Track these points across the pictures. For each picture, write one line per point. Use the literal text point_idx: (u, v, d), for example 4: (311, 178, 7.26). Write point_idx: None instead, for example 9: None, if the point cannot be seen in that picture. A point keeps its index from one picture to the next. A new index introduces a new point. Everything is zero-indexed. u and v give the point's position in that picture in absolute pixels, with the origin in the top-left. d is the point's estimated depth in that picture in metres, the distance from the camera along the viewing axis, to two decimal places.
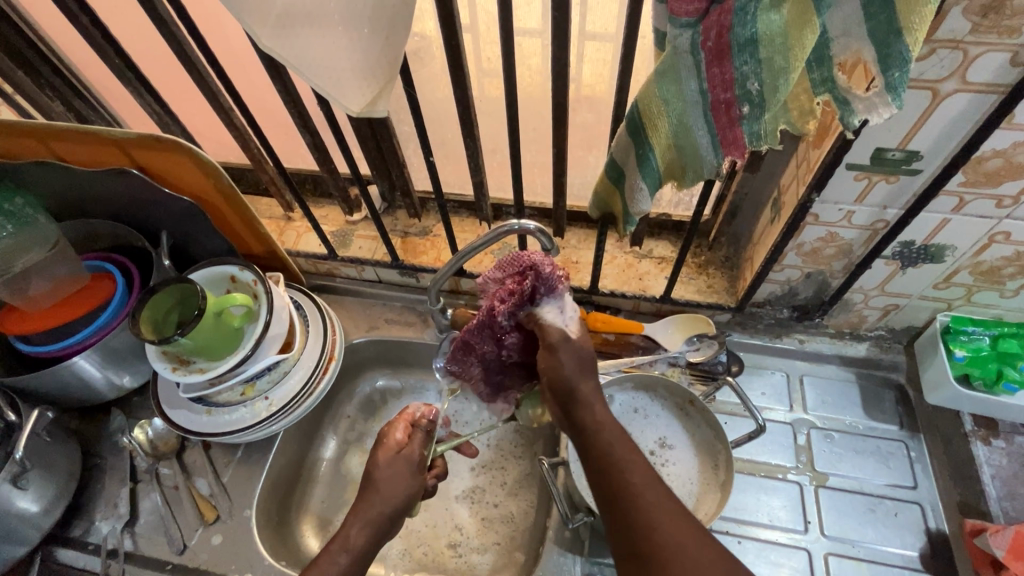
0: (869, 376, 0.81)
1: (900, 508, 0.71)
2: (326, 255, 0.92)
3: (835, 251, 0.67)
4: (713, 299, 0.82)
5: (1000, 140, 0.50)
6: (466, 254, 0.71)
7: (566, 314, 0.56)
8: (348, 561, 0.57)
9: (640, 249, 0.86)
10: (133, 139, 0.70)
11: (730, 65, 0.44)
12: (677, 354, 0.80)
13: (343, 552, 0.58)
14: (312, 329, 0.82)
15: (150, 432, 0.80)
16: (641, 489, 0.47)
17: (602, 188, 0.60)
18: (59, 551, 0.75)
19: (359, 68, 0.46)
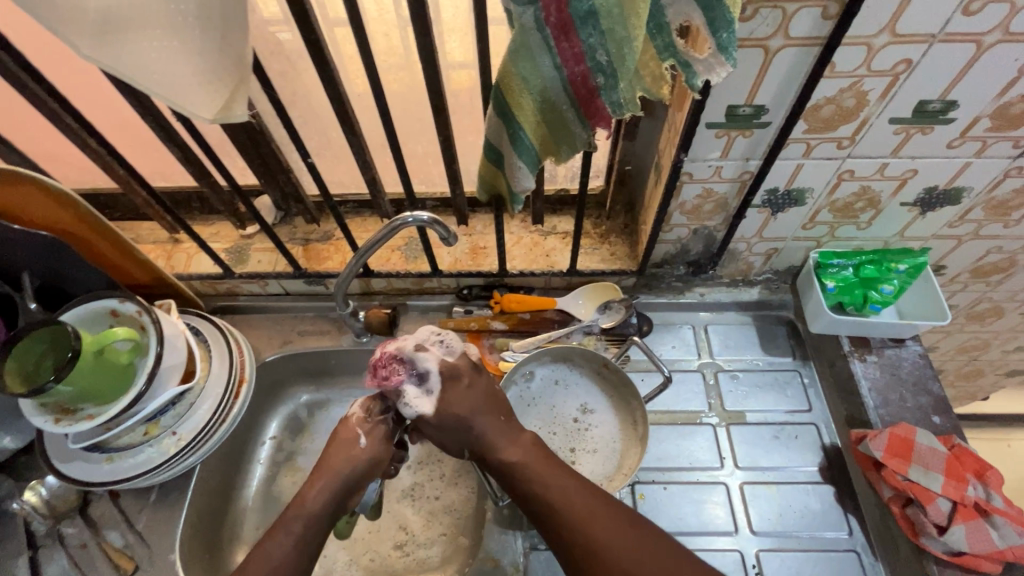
0: (763, 317, 0.87)
1: (799, 431, 0.79)
2: (221, 274, 0.87)
3: (714, 205, 0.72)
4: (617, 266, 0.86)
5: (828, 88, 0.55)
6: (366, 252, 0.72)
7: (429, 391, 0.62)
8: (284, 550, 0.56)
9: (544, 226, 0.88)
10: None
11: (577, 38, 0.45)
12: (591, 323, 0.83)
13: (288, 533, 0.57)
14: (215, 354, 0.78)
15: (43, 492, 0.73)
16: (585, 531, 0.55)
17: (485, 171, 0.60)
18: None
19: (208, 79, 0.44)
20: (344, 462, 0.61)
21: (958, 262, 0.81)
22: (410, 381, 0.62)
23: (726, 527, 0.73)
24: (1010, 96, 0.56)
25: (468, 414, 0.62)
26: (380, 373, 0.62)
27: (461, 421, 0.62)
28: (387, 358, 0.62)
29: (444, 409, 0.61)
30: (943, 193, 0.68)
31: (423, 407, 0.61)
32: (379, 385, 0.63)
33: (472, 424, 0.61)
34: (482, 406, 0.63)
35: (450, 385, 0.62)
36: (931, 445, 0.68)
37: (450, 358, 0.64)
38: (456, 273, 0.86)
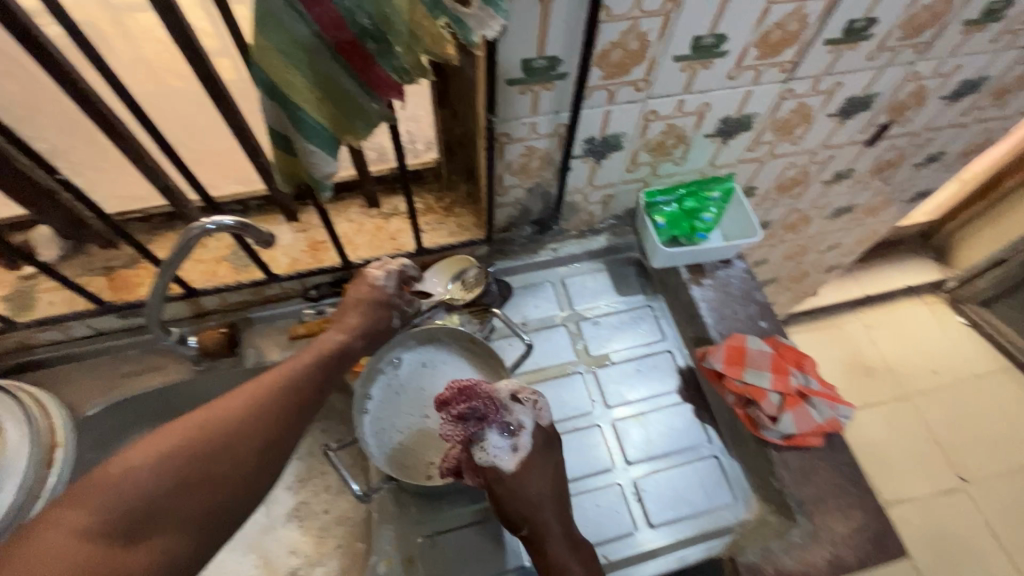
0: (613, 261, 0.92)
1: (657, 360, 0.85)
2: (2, 327, 0.72)
3: (541, 162, 0.73)
4: (465, 237, 0.84)
5: (611, 32, 0.57)
6: (168, 274, 0.63)
7: (506, 448, 0.61)
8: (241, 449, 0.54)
9: (384, 209, 0.84)
10: None
11: (329, 2, 0.42)
12: (495, 443, 0.61)
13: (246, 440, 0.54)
14: (7, 423, 0.65)
15: None
16: None
17: (280, 162, 0.54)
18: None
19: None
20: (360, 313, 0.68)
21: (764, 181, 0.91)
22: (499, 432, 0.62)
23: (605, 464, 0.77)
24: (766, 23, 0.61)
25: (546, 497, 0.63)
26: (454, 407, 0.61)
27: (536, 510, 0.62)
28: (477, 387, 0.62)
29: (520, 482, 0.62)
30: (736, 121, 0.75)
31: (506, 460, 0.61)
32: (453, 431, 0.61)
33: (543, 507, 0.62)
34: (552, 488, 0.64)
35: (529, 458, 0.63)
36: (759, 348, 0.76)
37: (525, 453, 0.63)
38: (297, 274, 0.79)
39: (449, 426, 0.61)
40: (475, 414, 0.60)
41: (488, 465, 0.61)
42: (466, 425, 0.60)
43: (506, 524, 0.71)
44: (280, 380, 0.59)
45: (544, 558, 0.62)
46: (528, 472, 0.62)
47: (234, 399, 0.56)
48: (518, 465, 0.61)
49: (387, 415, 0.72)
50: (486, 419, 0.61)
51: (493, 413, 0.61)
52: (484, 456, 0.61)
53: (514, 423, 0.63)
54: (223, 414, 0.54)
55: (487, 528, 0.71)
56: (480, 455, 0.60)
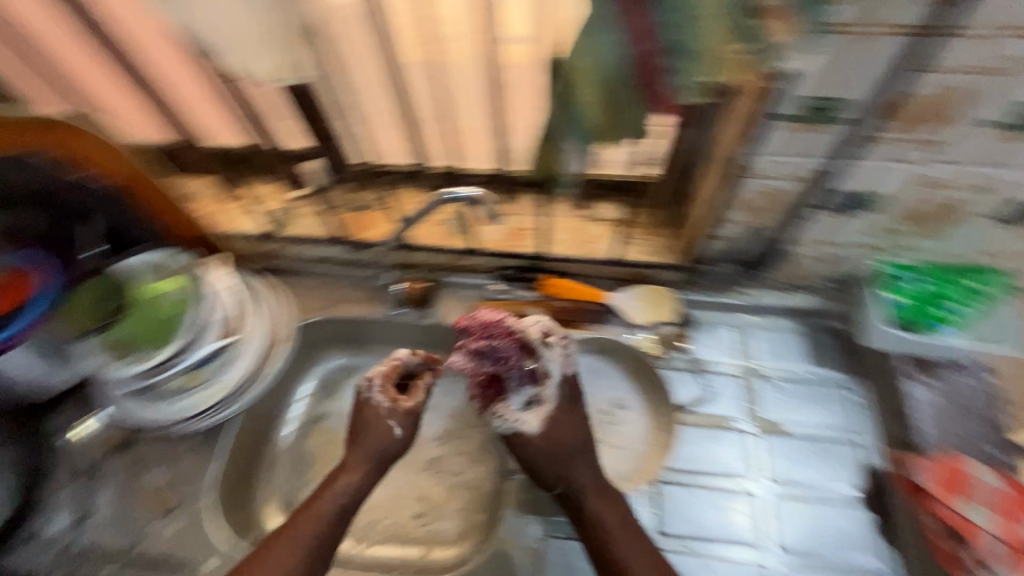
0: (812, 325, 0.83)
1: (840, 448, 0.75)
2: (269, 234, 0.89)
3: (775, 203, 0.68)
4: (662, 258, 0.83)
5: (919, 83, 0.51)
6: (413, 222, 0.74)
7: (523, 401, 0.70)
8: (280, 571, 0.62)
9: (589, 213, 0.86)
10: (49, 122, 0.67)
11: (649, 15, 0.43)
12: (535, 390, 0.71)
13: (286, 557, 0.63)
14: (256, 311, 0.80)
15: (94, 428, 0.79)
16: None
17: (540, 152, 0.58)
18: (14, 554, 0.72)
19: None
20: (380, 436, 0.72)
21: None
22: (519, 379, 0.71)
23: (743, 536, 0.70)
24: None
25: (572, 449, 0.70)
26: (474, 342, 0.71)
27: (565, 459, 0.69)
28: (503, 322, 0.71)
29: (551, 435, 0.69)
30: None
31: (515, 405, 0.70)
32: (490, 365, 0.70)
33: (576, 461, 0.69)
34: (580, 443, 0.71)
35: (554, 411, 0.71)
36: (990, 483, 0.68)
37: (547, 408, 0.70)
38: (497, 253, 0.86)
39: (462, 360, 0.72)
40: (493, 355, 0.70)
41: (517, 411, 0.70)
42: (477, 362, 0.71)
43: None
44: (330, 513, 0.68)
45: (589, 521, 0.66)
46: (555, 424, 0.70)
47: (295, 521, 0.66)
48: (540, 420, 0.70)
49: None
50: (503, 365, 0.70)
51: (500, 355, 0.70)
52: (507, 401, 0.70)
53: (516, 380, 0.71)
54: (290, 556, 0.63)
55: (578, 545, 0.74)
56: (502, 399, 0.70)
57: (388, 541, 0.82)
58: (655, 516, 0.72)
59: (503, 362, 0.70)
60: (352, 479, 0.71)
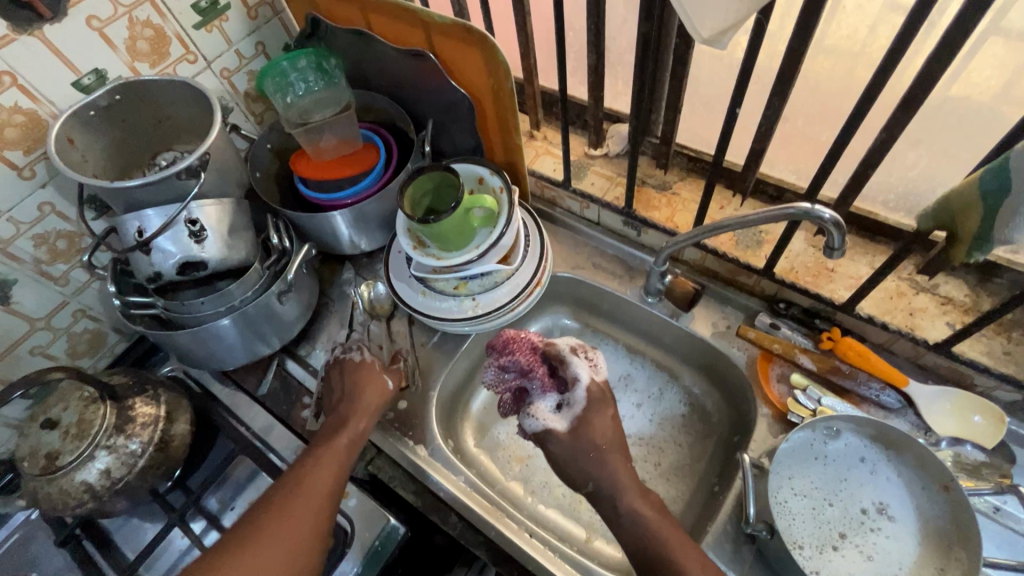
0: None
1: None
2: (559, 181, 0.91)
3: None
4: (1008, 371, 0.65)
5: None
6: (711, 229, 0.68)
7: (551, 409, 0.70)
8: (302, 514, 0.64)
9: (922, 280, 0.71)
10: (445, 25, 0.73)
11: None
12: (541, 407, 0.70)
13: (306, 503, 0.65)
14: (529, 249, 0.83)
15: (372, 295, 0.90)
16: None
17: (957, 199, 0.47)
18: (288, 363, 0.89)
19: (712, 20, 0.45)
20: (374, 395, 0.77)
21: None
22: (535, 390, 0.70)
23: None
24: None
25: (601, 447, 0.67)
26: (495, 358, 0.69)
27: (595, 455, 0.66)
28: (507, 334, 0.70)
29: (586, 433, 0.67)
30: None
31: (554, 421, 0.69)
32: (504, 373, 0.70)
33: (606, 455, 0.66)
34: (611, 444, 0.67)
35: (594, 408, 0.69)
36: None
37: (575, 414, 0.69)
38: (785, 282, 0.75)
39: (489, 371, 0.71)
40: (516, 368, 0.69)
41: (543, 427, 0.69)
42: (495, 373, 0.70)
43: None
44: (346, 450, 0.71)
45: (627, 523, 0.63)
46: (564, 435, 0.68)
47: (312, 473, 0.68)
48: (564, 424, 0.69)
49: (793, 473, 0.65)
50: (526, 376, 0.70)
51: (535, 370, 0.69)
52: (534, 411, 0.70)
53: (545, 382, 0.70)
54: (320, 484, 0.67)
55: None
56: (529, 409, 0.70)
57: (557, 508, 0.82)
58: None
59: (525, 373, 0.69)
60: (350, 437, 0.72)
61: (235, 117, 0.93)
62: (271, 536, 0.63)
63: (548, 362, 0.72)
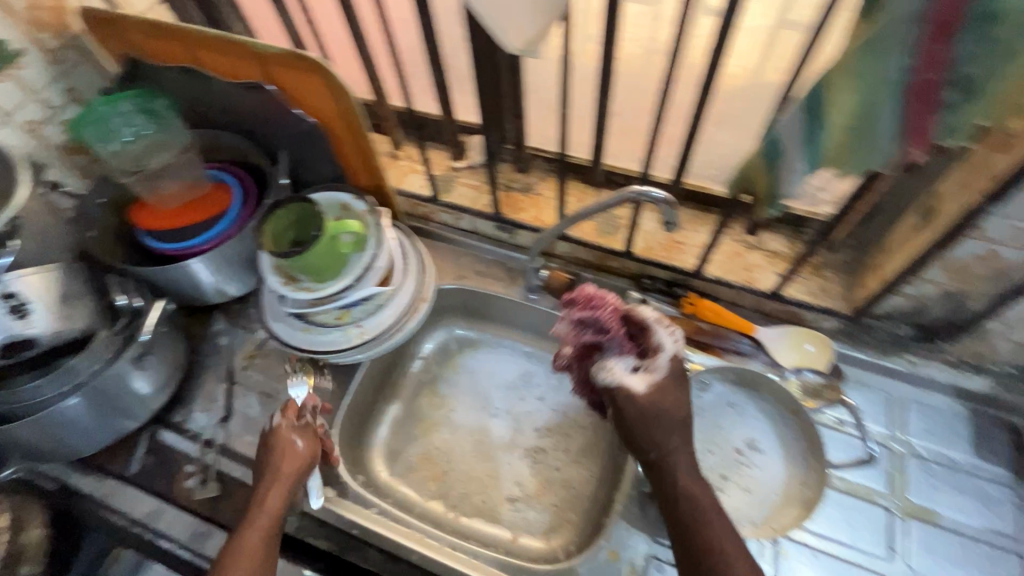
0: (982, 414, 0.75)
1: (995, 556, 0.67)
2: (427, 198, 0.92)
3: (988, 272, 0.61)
4: (826, 304, 0.77)
5: None
6: (576, 219, 0.72)
7: (631, 371, 0.67)
8: (256, 539, 0.62)
9: (752, 239, 0.82)
10: (278, 55, 0.72)
11: (952, 43, 0.40)
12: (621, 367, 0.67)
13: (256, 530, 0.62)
14: (408, 267, 0.83)
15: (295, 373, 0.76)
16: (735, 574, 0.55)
17: (748, 167, 0.56)
18: (161, 432, 0.80)
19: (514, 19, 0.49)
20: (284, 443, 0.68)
21: None
22: (614, 350, 0.68)
23: None
24: None
25: (670, 408, 0.65)
26: (576, 312, 0.67)
27: (664, 413, 0.65)
28: (599, 295, 0.68)
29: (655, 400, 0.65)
30: None
31: (636, 383, 0.66)
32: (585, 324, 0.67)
33: (670, 432, 0.64)
34: (683, 418, 0.65)
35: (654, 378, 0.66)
36: None
37: (659, 376, 0.66)
38: (646, 260, 0.83)
39: (562, 324, 0.70)
40: (595, 325, 0.67)
41: (619, 391, 0.66)
42: (571, 329, 0.69)
43: None
44: (296, 470, 0.67)
45: (669, 484, 0.63)
46: (642, 399, 0.65)
47: (267, 498, 0.65)
48: (644, 387, 0.65)
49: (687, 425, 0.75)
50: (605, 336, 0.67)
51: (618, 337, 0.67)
52: (606, 372, 0.67)
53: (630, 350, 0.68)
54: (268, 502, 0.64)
55: None
56: (601, 370, 0.68)
57: (479, 516, 0.82)
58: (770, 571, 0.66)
59: (605, 333, 0.66)
60: (296, 466, 0.67)
61: (51, 173, 0.82)
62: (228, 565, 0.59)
63: (634, 331, 0.70)
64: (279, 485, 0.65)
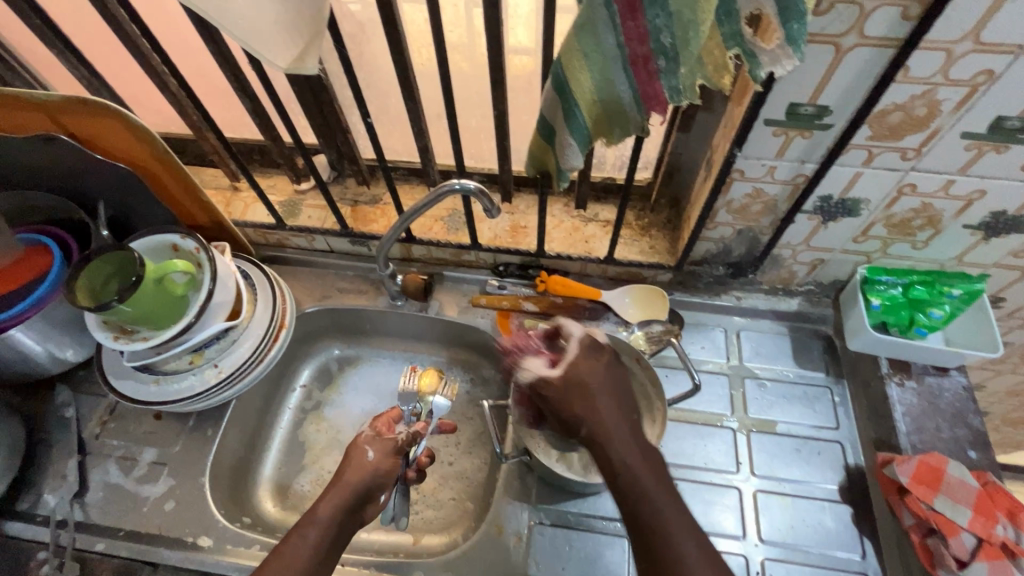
0: (799, 328, 0.85)
1: (823, 447, 0.77)
2: (274, 225, 0.91)
3: (762, 207, 0.71)
4: (655, 259, 0.85)
5: (899, 93, 0.53)
6: (411, 217, 0.73)
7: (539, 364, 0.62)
8: (318, 538, 0.59)
9: (586, 213, 0.89)
10: (63, 103, 0.68)
11: (643, 18, 0.46)
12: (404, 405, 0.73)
13: (312, 527, 0.59)
14: (260, 296, 0.82)
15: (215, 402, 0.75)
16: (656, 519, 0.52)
17: (535, 147, 0.61)
18: (6, 525, 0.73)
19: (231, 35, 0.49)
20: (359, 471, 0.64)
21: (1019, 296, 0.76)
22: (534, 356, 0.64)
23: (733, 531, 0.72)
24: None
25: (594, 387, 0.59)
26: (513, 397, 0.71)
27: (576, 399, 0.58)
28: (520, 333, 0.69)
29: (564, 406, 0.59)
30: (1011, 219, 0.65)
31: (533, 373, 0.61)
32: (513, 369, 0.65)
33: (592, 398, 0.58)
34: (606, 388, 0.60)
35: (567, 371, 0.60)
36: (962, 478, 0.65)
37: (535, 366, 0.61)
38: (495, 248, 0.87)
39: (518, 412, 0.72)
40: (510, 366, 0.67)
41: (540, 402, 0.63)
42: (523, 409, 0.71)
43: (615, 546, 0.71)
44: (357, 477, 0.64)
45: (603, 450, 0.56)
46: (558, 386, 0.59)
47: (323, 499, 0.62)
48: (560, 372, 0.60)
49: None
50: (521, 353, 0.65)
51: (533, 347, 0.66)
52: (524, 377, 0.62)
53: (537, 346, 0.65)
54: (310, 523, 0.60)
55: (580, 538, 0.72)
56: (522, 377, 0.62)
57: (379, 528, 0.83)
58: None
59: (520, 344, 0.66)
60: (368, 466, 0.65)
61: None
62: (274, 567, 0.56)
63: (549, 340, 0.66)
64: (348, 474, 0.64)
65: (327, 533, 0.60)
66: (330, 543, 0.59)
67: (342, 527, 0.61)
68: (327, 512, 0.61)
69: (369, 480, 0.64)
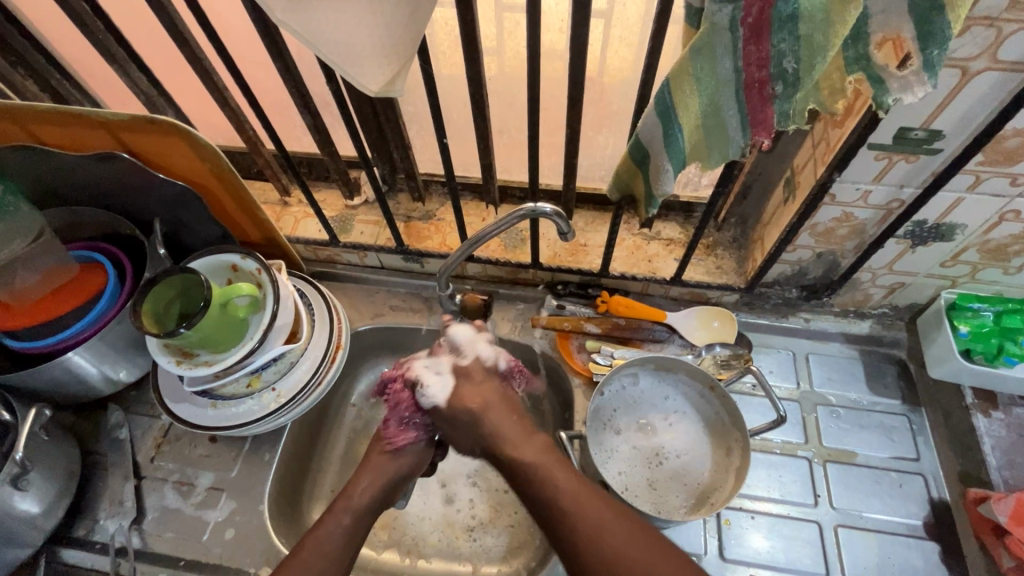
0: (872, 353, 0.82)
1: (904, 479, 0.73)
2: (326, 241, 0.89)
3: (849, 230, 0.68)
4: (723, 280, 0.82)
5: (1023, 119, 0.50)
6: (479, 240, 0.70)
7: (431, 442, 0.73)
8: (346, 529, 0.60)
9: (649, 231, 0.86)
10: (124, 120, 0.66)
11: (768, 42, 0.43)
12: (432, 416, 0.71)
13: (346, 513, 0.61)
14: (317, 317, 0.80)
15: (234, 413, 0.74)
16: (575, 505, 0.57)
17: (624, 170, 0.59)
18: (65, 551, 0.72)
19: (311, 48, 0.45)
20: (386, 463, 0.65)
21: None
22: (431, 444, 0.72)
23: (814, 569, 0.68)
24: None
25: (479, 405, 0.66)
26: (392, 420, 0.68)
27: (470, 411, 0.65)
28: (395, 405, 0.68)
29: (458, 402, 0.66)
30: None
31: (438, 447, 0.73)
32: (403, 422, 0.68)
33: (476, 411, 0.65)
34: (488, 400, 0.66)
35: (461, 381, 0.68)
36: None
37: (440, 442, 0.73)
38: (554, 267, 0.85)
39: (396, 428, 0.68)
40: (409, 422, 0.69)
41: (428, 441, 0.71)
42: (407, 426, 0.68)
43: None
44: (396, 462, 0.66)
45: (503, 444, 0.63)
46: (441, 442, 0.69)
47: (351, 490, 0.63)
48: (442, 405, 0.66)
49: (607, 410, 0.75)
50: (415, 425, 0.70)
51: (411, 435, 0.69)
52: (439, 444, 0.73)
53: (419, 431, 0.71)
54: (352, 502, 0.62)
55: None
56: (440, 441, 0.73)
57: (437, 555, 0.80)
58: (717, 543, 0.70)
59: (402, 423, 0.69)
60: (405, 458, 0.66)
61: None
62: (303, 558, 0.57)
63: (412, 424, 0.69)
64: (378, 465, 0.65)
65: (356, 522, 0.61)
66: (357, 538, 0.60)
67: (369, 515, 0.62)
68: (360, 500, 0.62)
69: (398, 476, 0.65)
